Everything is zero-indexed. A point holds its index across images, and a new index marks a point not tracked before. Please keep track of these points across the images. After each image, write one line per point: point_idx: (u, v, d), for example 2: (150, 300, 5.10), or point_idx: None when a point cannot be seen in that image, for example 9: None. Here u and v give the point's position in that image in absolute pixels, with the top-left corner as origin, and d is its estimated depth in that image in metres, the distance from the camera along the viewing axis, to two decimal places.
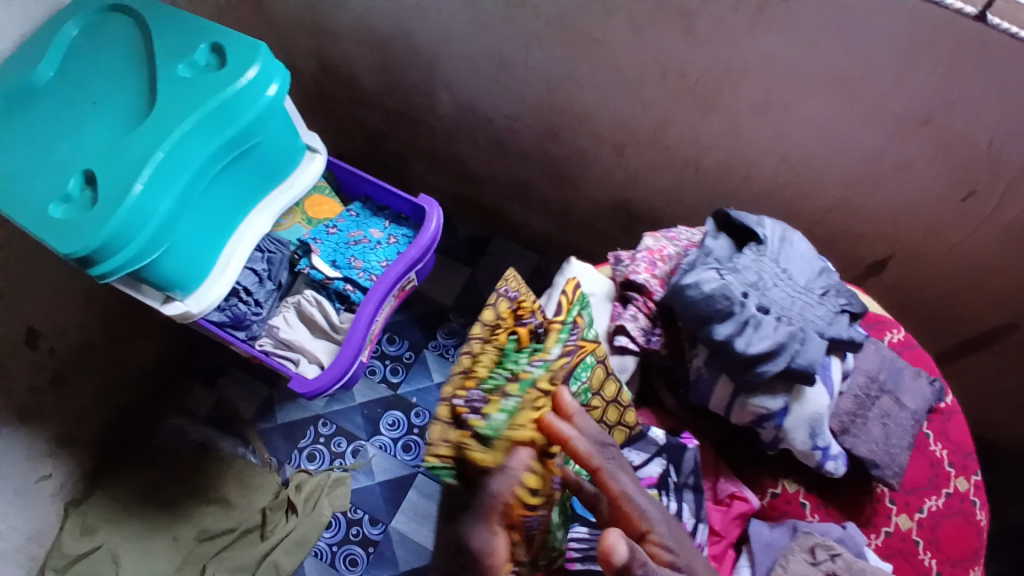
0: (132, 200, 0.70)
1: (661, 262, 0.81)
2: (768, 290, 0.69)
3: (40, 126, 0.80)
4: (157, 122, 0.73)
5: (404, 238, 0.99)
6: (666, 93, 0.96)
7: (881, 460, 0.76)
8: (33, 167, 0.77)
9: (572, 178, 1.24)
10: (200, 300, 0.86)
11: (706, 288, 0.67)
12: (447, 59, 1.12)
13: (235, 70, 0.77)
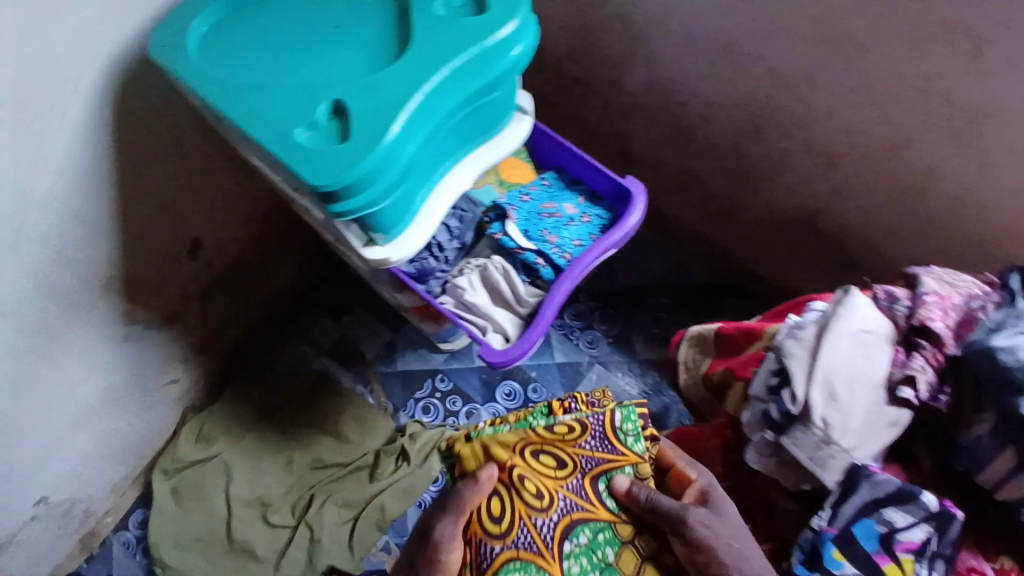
0: (388, 142, 0.67)
1: (954, 311, 0.66)
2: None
3: (275, 36, 0.75)
4: (418, 63, 0.70)
5: (597, 218, 0.95)
6: (918, 116, 0.89)
7: None
8: (265, 78, 0.72)
9: (755, 182, 1.16)
10: (398, 248, 0.83)
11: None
12: (662, 34, 1.05)
13: (499, 21, 0.73)
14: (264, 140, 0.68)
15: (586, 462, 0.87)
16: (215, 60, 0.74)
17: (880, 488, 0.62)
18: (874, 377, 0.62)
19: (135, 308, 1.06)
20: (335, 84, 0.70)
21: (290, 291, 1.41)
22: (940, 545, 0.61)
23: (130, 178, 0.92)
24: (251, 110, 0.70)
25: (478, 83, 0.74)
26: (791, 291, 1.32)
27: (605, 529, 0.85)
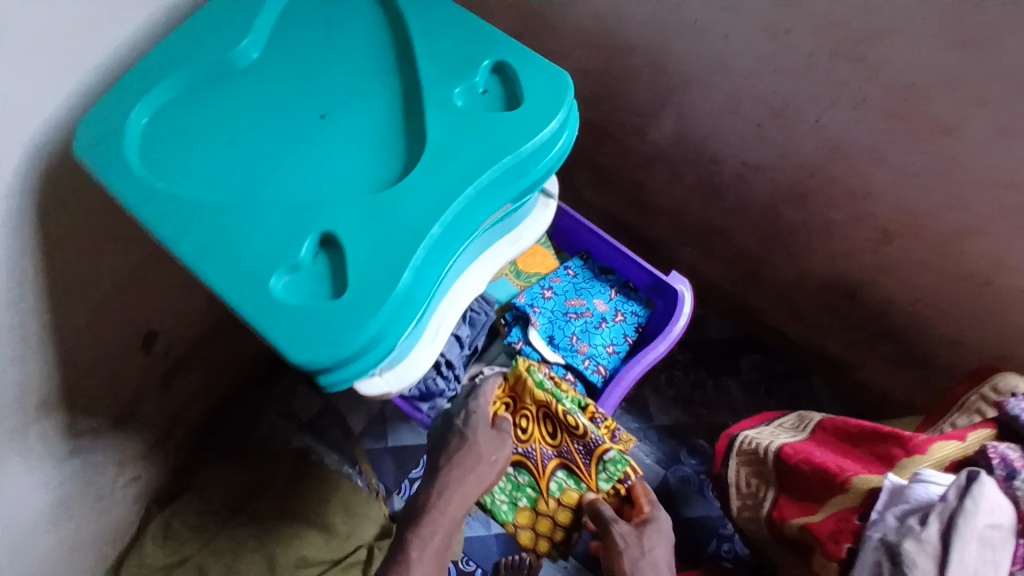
0: (398, 296, 0.52)
1: None
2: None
3: (246, 136, 0.60)
4: (434, 182, 0.55)
5: (632, 315, 0.82)
6: (1000, 207, 0.76)
7: None
8: (234, 194, 0.57)
9: (792, 246, 1.04)
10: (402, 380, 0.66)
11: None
12: (700, 87, 0.90)
13: (535, 118, 0.58)
14: (230, 288, 0.52)
15: (569, 452, 0.77)
16: (168, 165, 0.58)
17: None
18: None
19: (83, 418, 0.90)
20: (328, 208, 0.55)
21: (264, 356, 1.25)
22: None
23: (63, 285, 0.74)
24: (216, 244, 0.54)
25: (507, 197, 0.59)
26: (824, 350, 1.21)
27: (532, 487, 0.81)
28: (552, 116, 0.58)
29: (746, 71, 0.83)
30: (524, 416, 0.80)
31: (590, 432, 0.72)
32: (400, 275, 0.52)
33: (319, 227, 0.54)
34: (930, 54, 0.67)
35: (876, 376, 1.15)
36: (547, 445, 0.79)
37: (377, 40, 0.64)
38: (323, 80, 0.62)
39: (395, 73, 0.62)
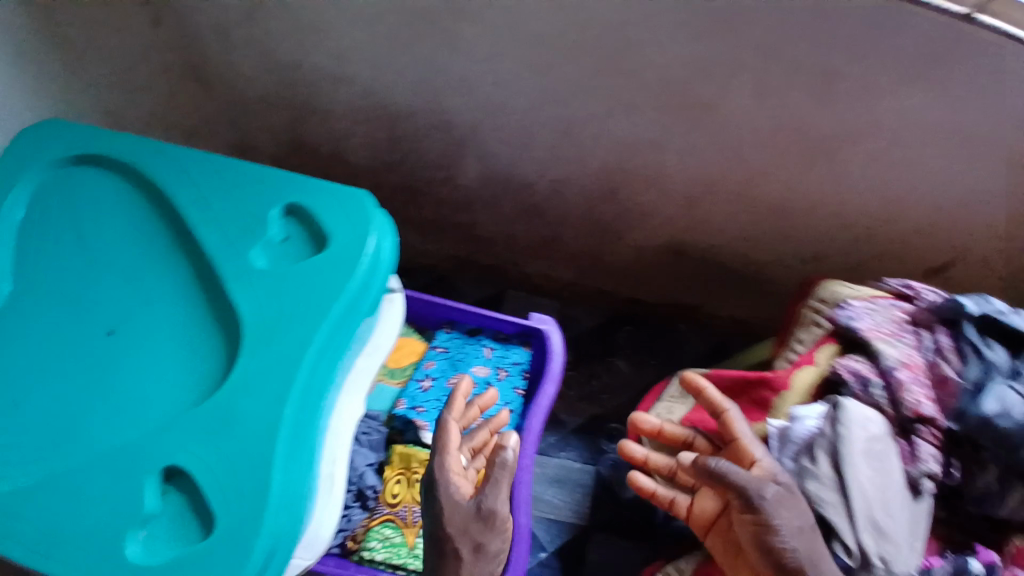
0: (278, 488, 0.55)
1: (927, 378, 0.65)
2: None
3: (74, 402, 0.61)
4: (270, 370, 0.59)
5: (516, 369, 0.82)
6: (771, 152, 0.88)
7: None
8: (84, 465, 0.58)
9: (619, 232, 1.12)
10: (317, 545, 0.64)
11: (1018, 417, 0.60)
12: (490, 130, 0.93)
13: (341, 259, 0.62)
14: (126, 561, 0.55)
15: None
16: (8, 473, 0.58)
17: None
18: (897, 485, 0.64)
19: None
20: (182, 437, 0.57)
21: None
22: None
23: None
24: (95, 513, 0.56)
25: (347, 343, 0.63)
26: (680, 306, 1.32)
27: None
28: (358, 251, 0.62)
29: (530, 105, 0.87)
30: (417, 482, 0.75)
31: None
32: (275, 466, 0.56)
33: (187, 453, 0.57)
34: (682, 51, 0.76)
35: (728, 310, 1.29)
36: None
37: (174, 243, 0.66)
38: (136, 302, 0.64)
39: (199, 269, 0.65)
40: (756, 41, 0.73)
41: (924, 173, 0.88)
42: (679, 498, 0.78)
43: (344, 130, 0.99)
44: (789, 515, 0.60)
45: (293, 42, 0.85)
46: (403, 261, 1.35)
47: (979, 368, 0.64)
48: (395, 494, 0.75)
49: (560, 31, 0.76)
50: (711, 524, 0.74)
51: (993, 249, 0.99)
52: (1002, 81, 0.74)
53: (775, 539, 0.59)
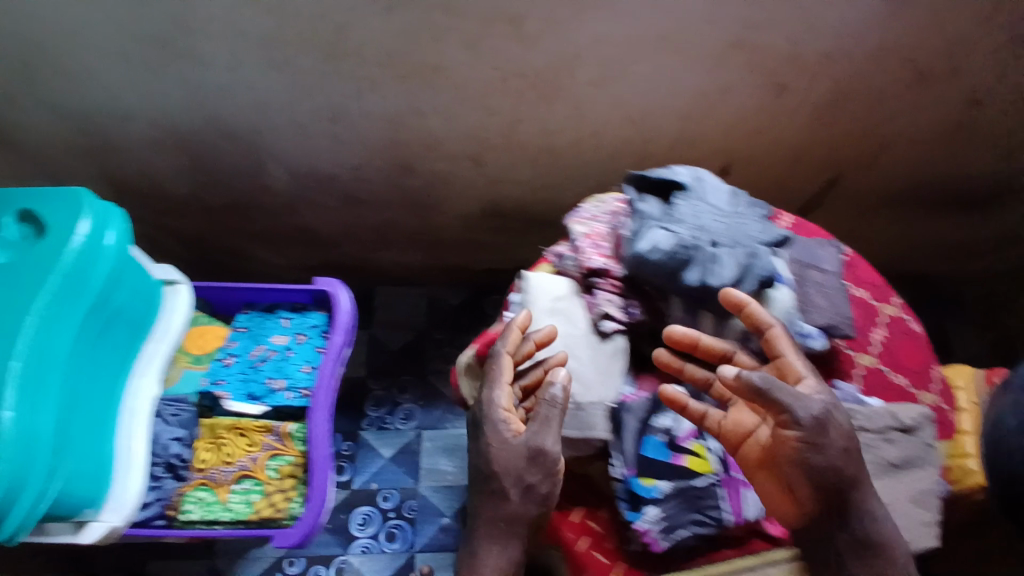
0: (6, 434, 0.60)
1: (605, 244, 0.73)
2: (713, 227, 0.65)
3: None
4: None
5: (314, 330, 0.89)
6: (512, 97, 0.99)
7: (841, 324, 0.73)
8: None
9: (437, 203, 1.25)
10: (118, 508, 0.75)
11: (663, 247, 0.63)
12: (270, 132, 1.05)
13: (62, 234, 0.67)
14: None
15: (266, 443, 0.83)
16: None
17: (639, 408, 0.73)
18: (583, 332, 0.75)
19: None
20: None
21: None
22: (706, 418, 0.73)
23: None
24: None
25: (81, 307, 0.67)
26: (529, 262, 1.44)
27: (257, 487, 0.82)
28: (75, 226, 0.68)
29: (288, 101, 0.99)
30: (223, 447, 0.83)
31: (271, 423, 0.83)
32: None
33: None
34: (383, 25, 0.86)
35: None
36: (250, 452, 0.83)
37: None
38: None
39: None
40: (437, 3, 0.83)
41: (650, 90, 0.98)
42: (713, 412, 0.70)
43: (155, 162, 1.12)
44: (835, 435, 0.62)
45: (73, 90, 0.98)
46: (271, 275, 1.46)
47: (642, 213, 0.67)
48: (205, 460, 0.83)
49: (278, 30, 0.88)
50: (744, 439, 0.68)
51: (747, 138, 1.09)
52: None
53: (814, 457, 0.61)
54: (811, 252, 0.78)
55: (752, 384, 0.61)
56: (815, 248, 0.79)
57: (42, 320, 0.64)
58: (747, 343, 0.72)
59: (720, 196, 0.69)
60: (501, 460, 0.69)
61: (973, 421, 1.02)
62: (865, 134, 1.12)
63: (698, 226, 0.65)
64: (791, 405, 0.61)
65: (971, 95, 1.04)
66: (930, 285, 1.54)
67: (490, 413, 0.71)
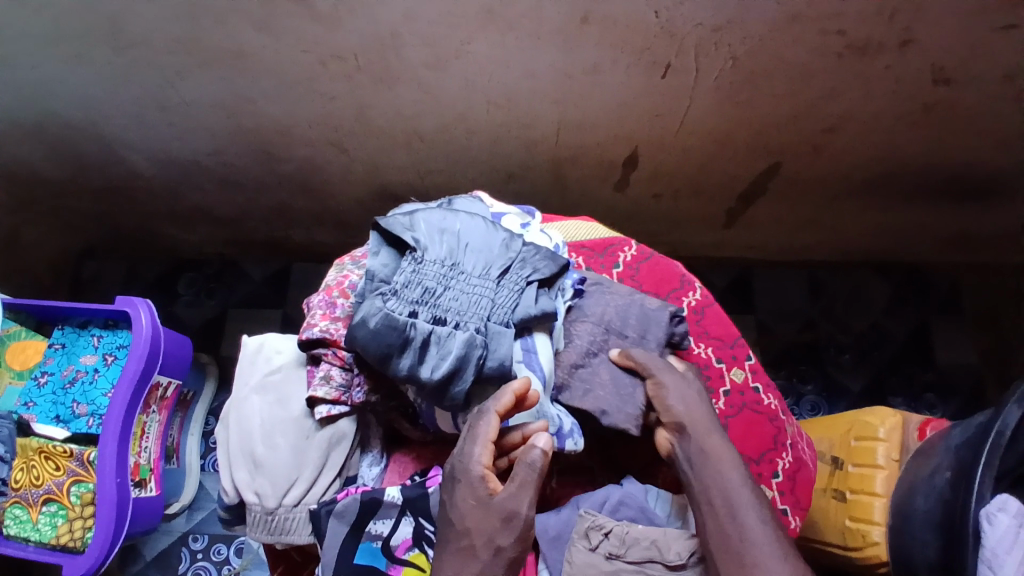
0: None
1: (341, 297, 0.58)
2: (441, 299, 0.53)
3: None
4: None
5: (122, 350, 0.85)
6: (342, 81, 0.85)
7: (606, 406, 0.60)
8: None
9: (322, 188, 1.13)
10: None
11: (370, 325, 0.52)
12: (108, 121, 0.97)
13: None
14: None
15: (69, 468, 0.79)
16: None
17: (346, 515, 0.54)
18: (295, 416, 0.56)
19: None
20: None
21: None
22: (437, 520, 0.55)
23: None
24: None
25: None
26: None
27: (61, 511, 0.79)
28: None
29: (108, 92, 0.90)
30: (33, 467, 0.80)
31: (75, 448, 0.80)
32: None
33: None
34: (158, 11, 0.76)
35: None
36: (55, 476, 0.79)
37: None
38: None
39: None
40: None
41: (500, 67, 0.82)
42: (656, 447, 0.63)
43: (18, 150, 1.07)
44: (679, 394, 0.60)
45: None
46: (189, 253, 1.41)
47: (372, 275, 0.55)
48: (18, 481, 0.80)
49: (54, 19, 0.78)
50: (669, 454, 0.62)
51: (651, 126, 0.93)
52: None
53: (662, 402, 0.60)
54: (622, 320, 0.65)
55: (624, 357, 0.62)
56: (634, 315, 0.65)
57: None
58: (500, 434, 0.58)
59: (475, 256, 0.56)
60: (472, 519, 0.50)
61: (886, 483, 0.84)
62: (801, 114, 0.90)
63: (422, 296, 0.53)
64: (651, 367, 0.61)
65: (934, 68, 0.79)
66: (928, 279, 1.28)
67: (465, 470, 0.52)
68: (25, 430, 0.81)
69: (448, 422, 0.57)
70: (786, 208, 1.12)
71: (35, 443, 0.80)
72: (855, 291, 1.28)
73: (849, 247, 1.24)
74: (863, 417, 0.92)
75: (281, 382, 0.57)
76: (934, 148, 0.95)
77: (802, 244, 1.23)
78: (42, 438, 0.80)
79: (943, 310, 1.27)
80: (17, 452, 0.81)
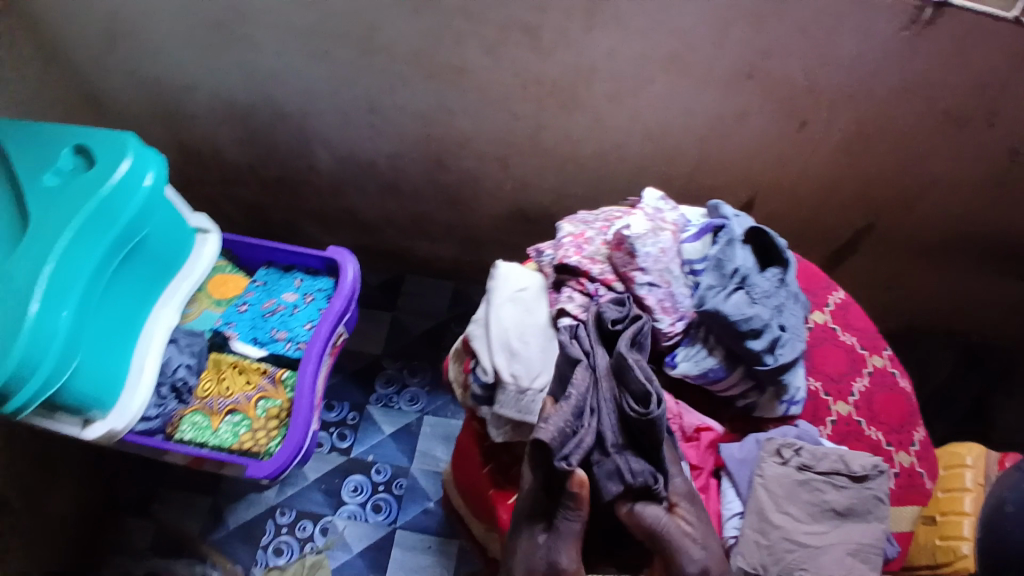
0: (30, 322, 0.68)
1: (587, 242, 0.75)
2: (773, 285, 0.72)
3: None
4: (36, 234, 0.72)
5: (320, 293, 0.98)
6: (532, 103, 1.05)
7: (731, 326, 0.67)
8: None
9: (467, 201, 1.30)
10: (123, 414, 0.82)
11: (746, 312, 0.67)
12: (316, 115, 1.16)
13: (107, 167, 0.77)
14: None
15: (261, 384, 0.90)
16: None
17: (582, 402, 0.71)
18: (541, 325, 0.71)
19: None
20: None
21: (83, 507, 1.25)
22: None
23: None
24: None
25: (114, 228, 0.77)
26: None
27: (245, 421, 0.88)
28: (115, 163, 0.78)
29: (332, 89, 1.09)
30: (224, 380, 0.91)
31: (270, 367, 0.92)
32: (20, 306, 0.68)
33: None
34: (414, 25, 0.95)
35: None
36: (246, 390, 0.90)
37: None
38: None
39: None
40: (459, 8, 0.92)
41: (665, 107, 1.02)
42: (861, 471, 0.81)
43: (215, 132, 1.24)
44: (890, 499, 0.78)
45: (153, 66, 1.11)
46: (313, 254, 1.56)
47: (735, 267, 0.71)
48: (205, 389, 0.90)
49: (321, 24, 0.98)
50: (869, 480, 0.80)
51: (771, 174, 1.11)
52: (668, 8, 0.87)
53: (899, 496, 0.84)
54: (707, 290, 0.70)
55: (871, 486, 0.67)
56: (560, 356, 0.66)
57: (77, 235, 0.73)
58: (744, 401, 0.75)
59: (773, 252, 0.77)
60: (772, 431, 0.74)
61: (975, 504, 0.93)
62: (899, 178, 1.08)
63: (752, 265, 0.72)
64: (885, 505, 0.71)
65: (1012, 147, 0.99)
66: (983, 356, 1.43)
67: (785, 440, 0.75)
68: (221, 347, 0.93)
69: (692, 369, 0.71)
70: (868, 268, 1.29)
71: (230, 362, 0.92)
72: (916, 357, 1.42)
73: (913, 317, 1.40)
74: (949, 447, 1.02)
75: (529, 308, 0.73)
76: (1004, 221, 1.13)
77: (872, 310, 1.39)
78: (241, 357, 0.92)
79: (1000, 385, 1.39)
80: (211, 365, 0.92)
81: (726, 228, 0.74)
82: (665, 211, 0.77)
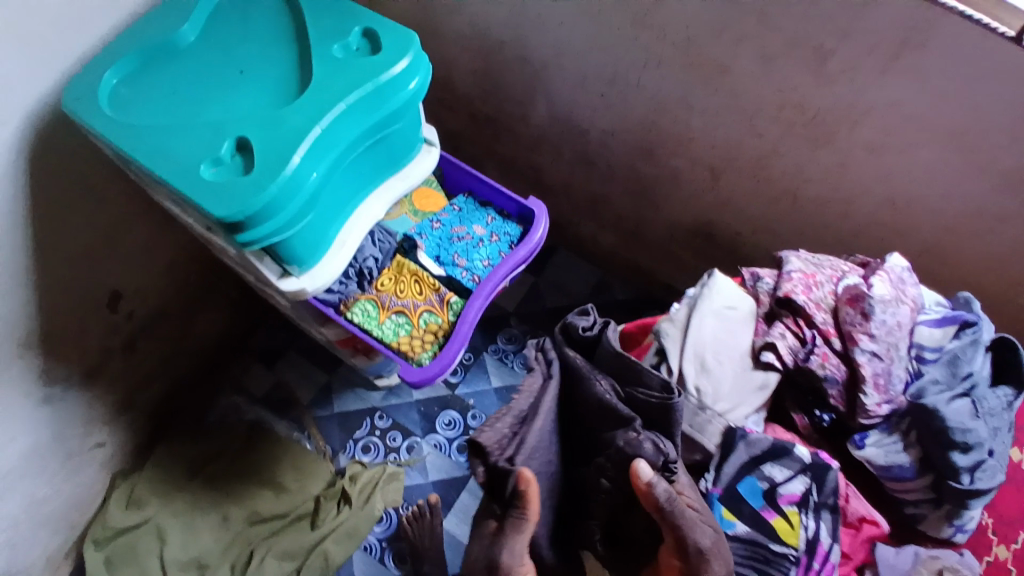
0: (289, 171, 0.72)
1: (816, 286, 0.80)
2: (998, 405, 0.74)
3: (184, 83, 0.81)
4: (316, 97, 0.76)
5: (506, 237, 1.00)
6: (780, 125, 1.00)
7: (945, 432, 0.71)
8: (179, 121, 0.77)
9: (657, 199, 1.28)
10: (314, 278, 0.86)
11: (966, 421, 0.70)
12: (557, 70, 1.17)
13: (390, 58, 0.80)
14: (170, 177, 0.72)
15: (431, 299, 0.94)
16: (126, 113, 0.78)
17: (757, 448, 0.76)
18: (741, 350, 0.80)
19: (58, 366, 1.01)
20: (245, 122, 0.75)
21: (222, 341, 1.38)
22: (821, 494, 0.75)
23: (68, 240, 0.93)
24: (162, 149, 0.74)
25: (376, 115, 0.80)
26: None
27: (407, 326, 0.93)
28: (397, 56, 0.81)
29: (585, 48, 1.09)
30: (401, 283, 0.95)
31: (443, 287, 0.95)
32: (285, 153, 0.72)
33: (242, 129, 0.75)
34: (700, 13, 0.93)
35: None
36: (417, 299, 0.94)
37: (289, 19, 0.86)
38: (244, 52, 0.84)
39: (294, 40, 0.84)
40: (756, 9, 0.88)
41: (925, 177, 0.95)
42: None
43: (453, 56, 1.28)
44: None
45: None
46: None
47: (967, 370, 0.73)
48: (382, 284, 0.95)
49: None
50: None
51: (1008, 283, 1.01)
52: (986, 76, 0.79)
53: None
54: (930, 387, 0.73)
55: None
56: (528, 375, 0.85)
57: (347, 109, 0.77)
58: (913, 508, 0.76)
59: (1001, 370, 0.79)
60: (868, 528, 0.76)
61: None
62: None
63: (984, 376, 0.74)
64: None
65: None
66: None
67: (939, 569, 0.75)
68: (406, 252, 0.97)
69: (878, 455, 0.75)
70: None
71: (411, 270, 0.96)
72: None
73: None
74: None
75: (732, 327, 0.81)
76: None
77: None
78: (421, 269, 0.96)
79: None
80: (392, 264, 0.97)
81: (975, 327, 0.76)
82: (911, 283, 0.78)
